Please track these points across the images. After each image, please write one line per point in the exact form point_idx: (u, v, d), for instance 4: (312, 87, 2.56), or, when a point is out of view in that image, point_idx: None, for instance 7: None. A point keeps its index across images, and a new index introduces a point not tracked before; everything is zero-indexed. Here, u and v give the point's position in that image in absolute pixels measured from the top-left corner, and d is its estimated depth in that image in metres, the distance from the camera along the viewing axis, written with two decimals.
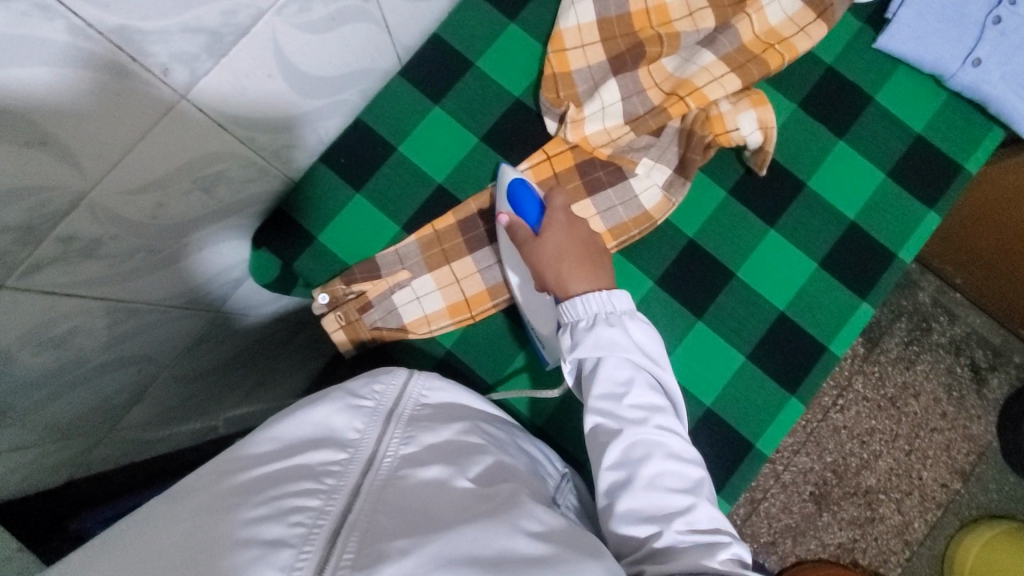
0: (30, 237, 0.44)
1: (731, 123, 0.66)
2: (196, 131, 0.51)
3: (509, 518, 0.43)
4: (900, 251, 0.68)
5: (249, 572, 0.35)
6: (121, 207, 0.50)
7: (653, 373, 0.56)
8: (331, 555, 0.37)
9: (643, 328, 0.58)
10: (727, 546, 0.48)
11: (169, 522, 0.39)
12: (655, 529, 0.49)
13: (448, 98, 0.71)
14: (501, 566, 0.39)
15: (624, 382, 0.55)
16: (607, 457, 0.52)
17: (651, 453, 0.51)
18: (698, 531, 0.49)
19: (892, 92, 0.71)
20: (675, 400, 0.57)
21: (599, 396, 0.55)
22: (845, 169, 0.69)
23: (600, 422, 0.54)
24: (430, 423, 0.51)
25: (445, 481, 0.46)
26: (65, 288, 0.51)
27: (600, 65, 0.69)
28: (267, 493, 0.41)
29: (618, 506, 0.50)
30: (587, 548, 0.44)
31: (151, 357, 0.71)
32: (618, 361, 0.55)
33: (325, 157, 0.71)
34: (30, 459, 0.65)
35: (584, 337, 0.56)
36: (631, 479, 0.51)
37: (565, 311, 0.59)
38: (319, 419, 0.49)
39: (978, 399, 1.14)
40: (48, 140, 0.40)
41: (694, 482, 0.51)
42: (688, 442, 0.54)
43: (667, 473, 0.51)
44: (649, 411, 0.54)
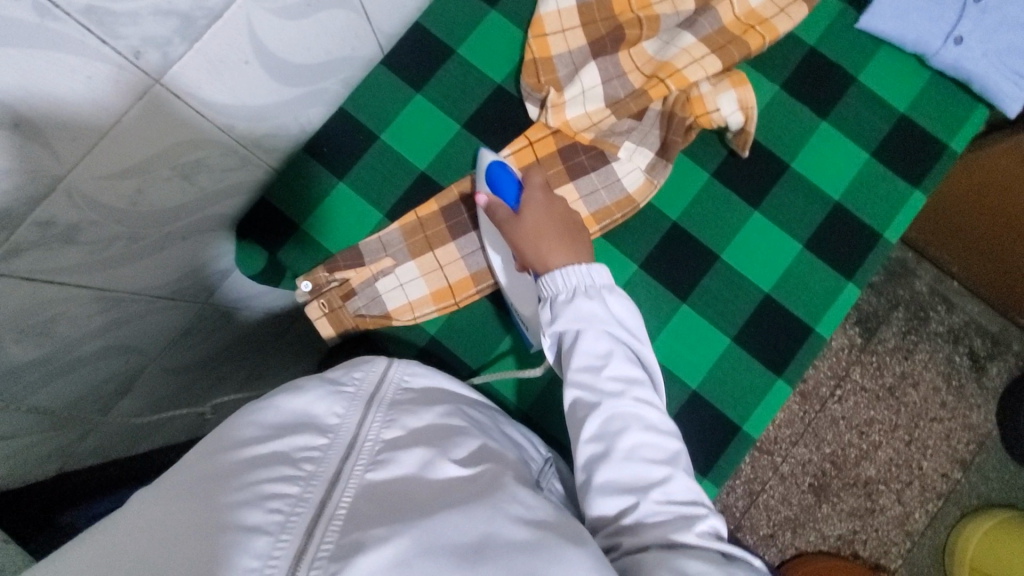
0: (6, 221, 0.44)
1: (711, 104, 0.65)
2: (172, 116, 0.52)
3: (492, 502, 0.43)
4: (886, 231, 0.67)
5: (225, 560, 0.35)
6: (100, 193, 0.51)
7: (632, 346, 0.56)
8: (310, 544, 0.38)
9: (622, 301, 0.58)
10: (704, 518, 0.48)
11: (149, 509, 0.39)
12: (631, 501, 0.49)
13: (430, 85, 0.71)
14: (484, 551, 0.39)
15: (603, 354, 0.55)
16: (586, 430, 0.52)
17: (628, 425, 0.52)
18: (676, 502, 0.50)
19: (876, 72, 0.70)
20: (654, 373, 0.57)
21: (578, 369, 0.55)
22: (829, 150, 0.69)
23: (579, 395, 0.54)
24: (413, 406, 0.51)
25: (428, 463, 0.45)
26: (46, 276, 0.52)
27: (581, 50, 0.69)
28: (246, 477, 0.40)
29: (596, 478, 0.51)
30: (573, 531, 0.44)
31: (138, 348, 0.71)
32: (596, 334, 0.55)
33: (308, 146, 0.71)
34: (19, 450, 0.65)
35: (563, 310, 0.56)
36: (609, 451, 0.51)
37: (544, 285, 0.59)
38: (299, 406, 0.48)
39: (977, 387, 1.13)
40: (20, 121, 0.40)
41: (672, 453, 0.52)
42: (666, 414, 0.54)
43: (646, 445, 0.51)
44: (628, 382, 0.54)
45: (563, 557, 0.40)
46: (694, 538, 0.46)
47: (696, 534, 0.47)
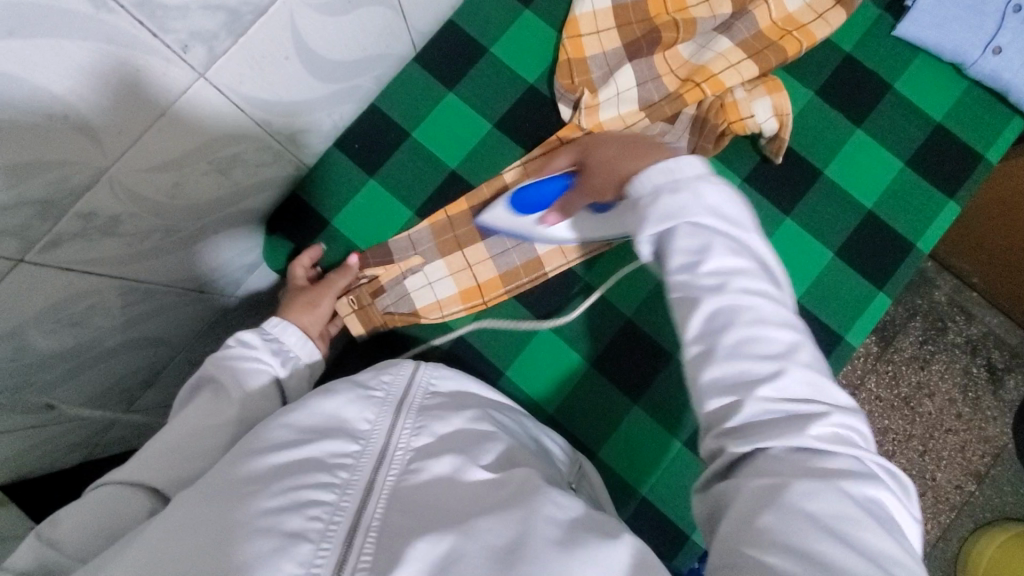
0: (50, 212, 0.45)
1: (745, 111, 0.65)
2: (211, 110, 0.52)
3: (527, 505, 0.41)
4: (919, 241, 0.67)
5: (269, 564, 0.36)
6: (140, 185, 0.51)
7: (735, 236, 0.49)
8: (350, 555, 0.38)
9: (719, 190, 0.49)
10: (823, 418, 0.42)
11: (186, 512, 0.40)
12: (736, 399, 0.44)
13: (462, 84, 0.71)
14: (518, 552, 0.38)
15: (700, 250, 0.48)
16: (685, 330, 0.47)
17: (734, 320, 0.46)
18: (791, 399, 0.43)
19: (912, 81, 0.70)
20: (767, 262, 0.49)
21: (673, 270, 0.49)
22: (863, 158, 0.68)
23: (681, 293, 0.48)
24: (441, 412, 0.51)
25: (459, 471, 0.45)
26: (85, 266, 0.52)
27: (615, 52, 0.69)
28: (282, 482, 0.41)
29: (699, 379, 0.46)
30: (609, 526, 0.42)
31: (165, 339, 0.72)
32: (689, 230, 0.49)
33: (339, 143, 0.71)
34: (47, 437, 0.66)
35: (647, 210, 0.49)
36: (710, 350, 0.46)
37: (630, 191, 0.52)
38: (329, 410, 0.48)
39: (995, 399, 1.12)
40: (69, 113, 0.41)
41: (789, 349, 0.45)
42: (780, 304, 0.47)
43: (755, 340, 0.45)
44: (728, 275, 0.47)
45: (601, 558, 0.39)
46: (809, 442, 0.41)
47: (813, 438, 0.41)
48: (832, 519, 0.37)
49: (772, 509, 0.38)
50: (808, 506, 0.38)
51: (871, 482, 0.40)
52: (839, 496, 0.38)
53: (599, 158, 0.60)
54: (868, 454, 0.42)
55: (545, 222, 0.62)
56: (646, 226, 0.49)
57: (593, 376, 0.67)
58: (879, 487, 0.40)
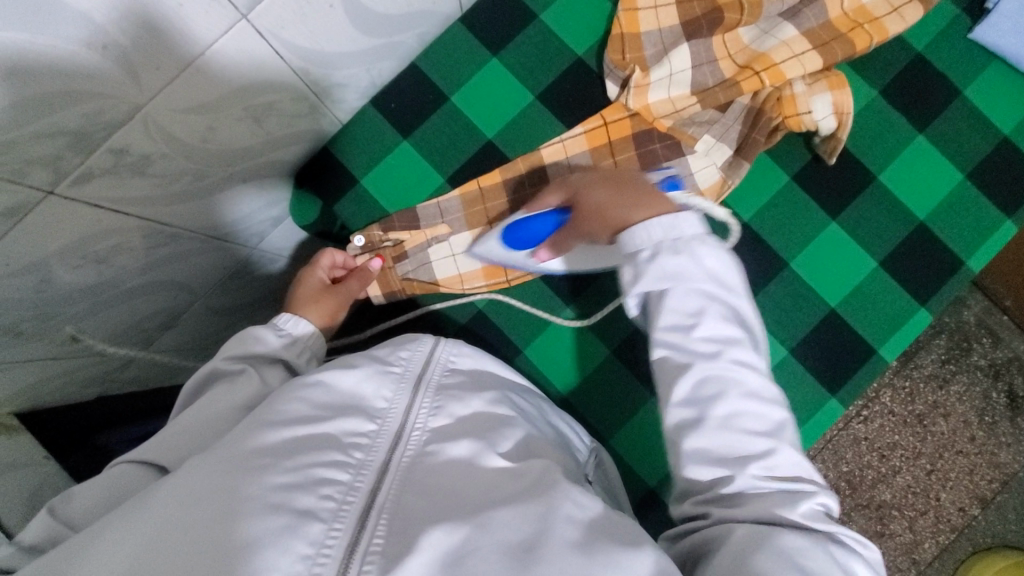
0: (83, 145, 0.43)
1: (803, 106, 0.62)
2: (248, 56, 0.50)
3: (546, 499, 0.41)
4: (968, 258, 0.63)
5: (279, 542, 0.36)
6: (174, 126, 0.49)
7: (728, 303, 0.52)
8: (362, 537, 0.38)
9: (715, 254, 0.52)
10: (810, 495, 0.46)
11: (195, 479, 0.40)
12: (725, 473, 0.47)
13: (507, 50, 0.68)
14: (536, 550, 0.38)
15: (694, 313, 0.51)
16: (674, 394, 0.50)
17: (721, 391, 0.49)
18: (778, 478, 0.47)
19: (983, 89, 0.65)
20: (753, 329, 0.52)
21: (665, 327, 0.52)
22: (920, 166, 0.65)
23: (668, 354, 0.52)
24: (460, 392, 0.50)
25: (475, 457, 0.45)
26: (112, 204, 0.51)
27: (672, 29, 0.65)
28: (296, 458, 0.40)
29: (686, 445, 0.49)
30: (628, 532, 0.42)
31: (185, 285, 0.71)
32: (683, 292, 0.51)
33: (375, 100, 0.69)
34: (64, 369, 0.67)
35: (646, 269, 0.51)
36: (702, 419, 0.49)
37: (623, 243, 0.53)
38: (345, 387, 0.48)
39: (1011, 426, 1.09)
40: (109, 43, 0.39)
41: (775, 425, 0.49)
42: (768, 378, 0.50)
43: (742, 414, 0.48)
44: (723, 343, 0.50)
45: (618, 562, 0.39)
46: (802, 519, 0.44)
47: (801, 515, 0.45)
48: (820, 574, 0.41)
49: (767, 555, 0.41)
50: (797, 556, 0.41)
51: (851, 552, 0.44)
52: (826, 556, 0.42)
53: (592, 203, 0.57)
54: (848, 529, 0.45)
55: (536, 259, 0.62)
56: (643, 283, 0.51)
57: (613, 365, 0.66)
58: (858, 558, 0.44)
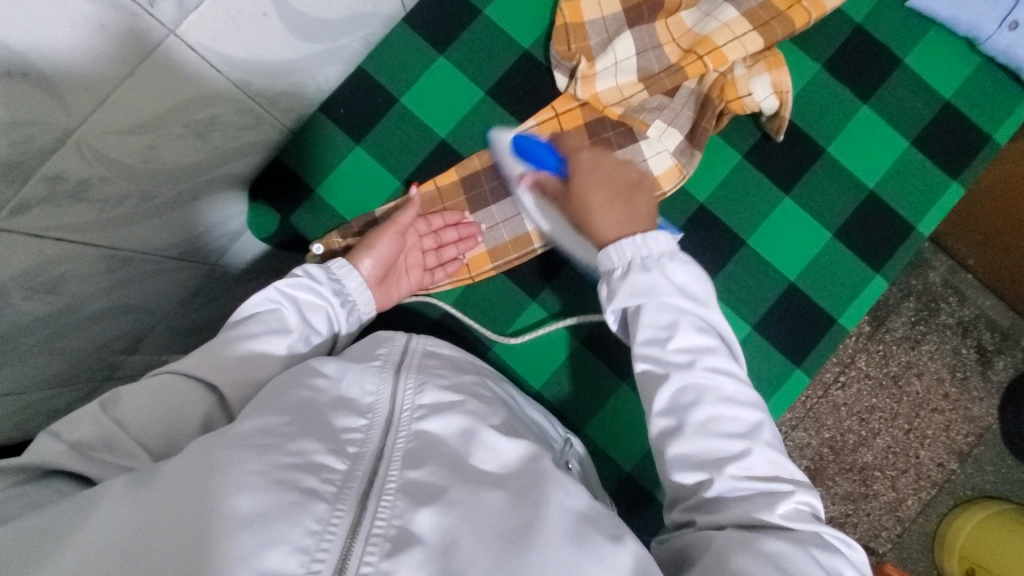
0: (16, 174, 0.43)
1: (743, 89, 0.62)
2: (184, 70, 0.49)
3: (542, 479, 0.43)
4: (919, 222, 0.65)
5: (286, 518, 0.36)
6: (111, 148, 0.48)
7: (699, 314, 0.53)
8: (364, 518, 0.38)
9: (685, 268, 0.55)
10: (789, 495, 0.46)
11: (193, 455, 0.39)
12: (705, 475, 0.48)
13: (455, 47, 0.68)
14: (531, 533, 0.39)
15: (667, 326, 0.53)
16: (655, 404, 0.51)
17: (700, 397, 0.50)
18: (757, 477, 0.47)
19: (924, 56, 0.67)
20: (727, 339, 0.54)
21: (641, 342, 0.53)
22: (868, 135, 0.66)
23: (648, 368, 0.53)
24: (441, 373, 0.51)
25: (470, 430, 0.45)
26: (56, 232, 0.50)
27: (615, 18, 0.65)
28: (299, 442, 0.40)
29: (669, 453, 0.49)
30: (611, 525, 0.42)
31: (146, 307, 0.70)
32: (657, 307, 0.53)
33: (324, 107, 0.68)
34: (30, 403, 0.66)
35: (621, 287, 0.55)
36: (681, 425, 0.49)
37: (601, 262, 0.57)
38: (338, 386, 0.48)
39: (982, 380, 1.13)
40: (31, 70, 0.38)
41: (752, 426, 0.49)
42: (743, 382, 0.51)
43: (720, 418, 0.49)
44: (698, 352, 0.52)
45: (605, 556, 0.39)
46: (780, 519, 0.44)
47: (780, 515, 0.44)
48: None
49: (747, 555, 0.41)
50: (779, 559, 0.41)
51: (827, 547, 0.44)
52: (805, 559, 0.41)
53: (574, 197, 0.61)
54: (825, 526, 0.45)
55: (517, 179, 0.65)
56: (620, 299, 0.54)
57: (583, 354, 0.66)
58: (836, 552, 0.44)
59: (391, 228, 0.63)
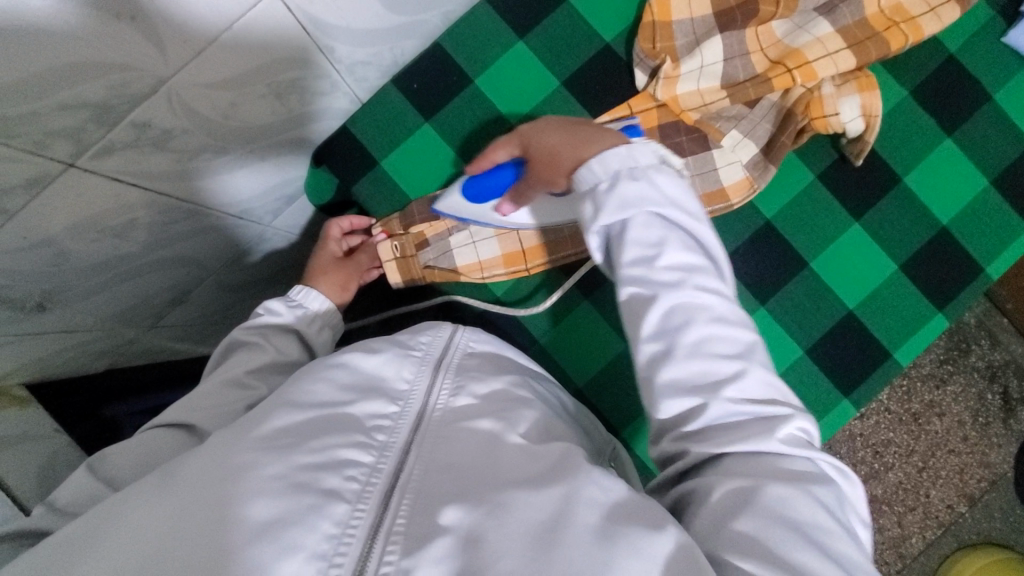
0: (105, 117, 0.42)
1: (831, 107, 0.60)
2: (274, 30, 0.48)
3: (569, 482, 0.41)
4: (987, 265, 0.63)
5: (306, 521, 0.36)
6: (196, 100, 0.48)
7: (690, 231, 0.49)
8: (385, 516, 0.38)
9: (673, 180, 0.50)
10: (788, 419, 0.43)
11: (212, 458, 0.39)
12: (700, 401, 0.44)
13: (535, 33, 0.66)
14: (558, 530, 0.38)
15: (656, 244, 0.48)
16: (644, 327, 0.47)
17: (691, 317, 0.46)
18: (753, 400, 0.44)
19: (1014, 95, 0.64)
20: (718, 258, 0.50)
21: (628, 262, 0.48)
22: (946, 169, 0.64)
23: (635, 291, 0.48)
24: (479, 373, 0.50)
25: (496, 435, 0.45)
26: (131, 177, 0.50)
27: (705, 20, 0.63)
28: (322, 439, 0.41)
29: (659, 380, 0.45)
30: (651, 511, 0.40)
31: (198, 261, 0.71)
32: (646, 221, 0.48)
33: (396, 80, 0.67)
34: (76, 341, 0.67)
35: (606, 199, 0.49)
36: (671, 348, 0.45)
37: (580, 181, 0.52)
38: (368, 367, 0.48)
39: (1004, 428, 1.11)
40: (138, 14, 0.38)
41: (744, 348, 0.46)
42: (734, 304, 0.48)
43: (713, 338, 0.45)
44: (687, 271, 0.47)
45: (640, 545, 0.37)
46: (780, 446, 0.41)
47: (780, 441, 0.42)
48: (804, 522, 0.38)
49: (746, 516, 0.39)
50: (782, 508, 0.39)
51: (829, 480, 0.42)
52: (810, 501, 0.39)
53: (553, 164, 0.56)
54: (825, 456, 0.43)
55: (500, 211, 0.62)
56: (604, 216, 0.49)
57: (628, 359, 0.65)
58: (836, 486, 0.42)
59: (318, 261, 0.68)
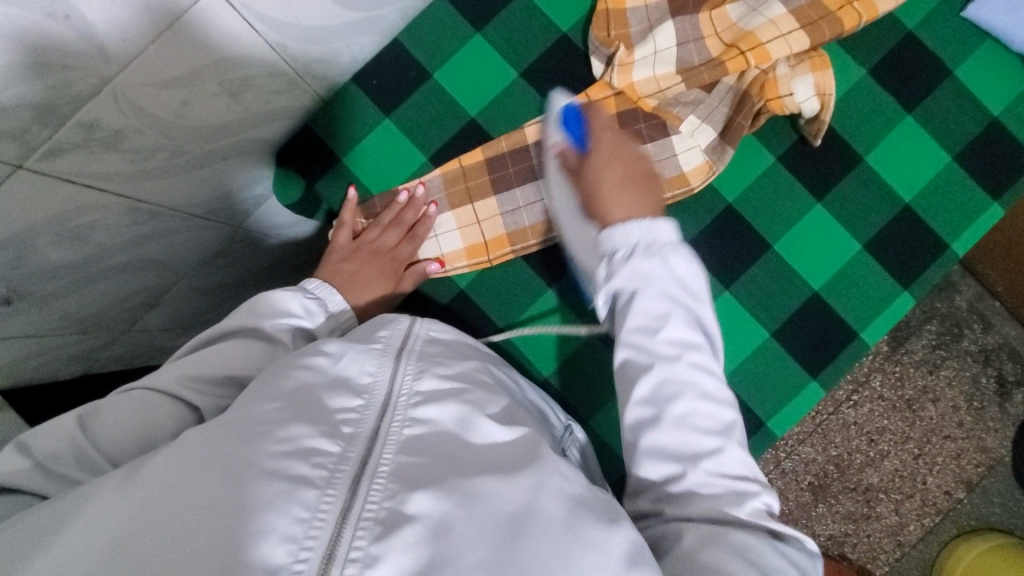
0: (50, 118, 0.43)
1: (785, 88, 0.61)
2: (221, 28, 0.49)
3: (538, 472, 0.42)
4: (953, 241, 0.63)
5: (275, 507, 0.36)
6: (144, 100, 0.49)
7: (692, 308, 0.52)
8: (355, 503, 0.37)
9: (685, 260, 0.53)
10: (757, 497, 0.46)
11: (189, 450, 0.39)
12: (678, 469, 0.47)
13: (492, 25, 0.67)
14: (527, 523, 0.39)
15: (660, 317, 0.51)
16: (636, 393, 0.49)
17: (682, 391, 0.48)
18: (728, 476, 0.46)
19: (975, 71, 0.64)
20: (715, 338, 0.52)
21: (630, 329, 0.51)
22: (908, 147, 0.64)
23: (631, 355, 0.51)
24: (444, 360, 0.50)
25: (466, 421, 0.45)
26: (86, 179, 0.51)
27: (659, 6, 0.64)
28: (291, 428, 0.40)
29: (642, 443, 0.48)
30: (613, 511, 0.42)
31: (168, 263, 0.71)
32: (653, 295, 0.51)
33: (357, 78, 0.68)
34: (47, 346, 0.67)
35: (621, 269, 0.52)
36: (659, 417, 0.48)
37: (602, 242, 0.55)
38: (330, 368, 0.46)
39: (999, 412, 1.10)
40: (71, 13, 0.38)
41: (728, 425, 0.48)
42: (725, 382, 0.50)
43: (699, 414, 0.48)
44: (685, 347, 0.50)
45: (602, 542, 0.39)
46: (746, 516, 0.44)
47: (747, 513, 0.44)
48: (765, 566, 0.42)
49: (719, 548, 0.42)
50: (745, 551, 0.42)
51: (786, 542, 0.45)
52: (771, 552, 0.43)
53: (593, 175, 0.59)
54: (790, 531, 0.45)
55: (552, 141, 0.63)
56: (617, 283, 0.52)
57: (594, 347, 0.65)
58: (790, 547, 0.44)
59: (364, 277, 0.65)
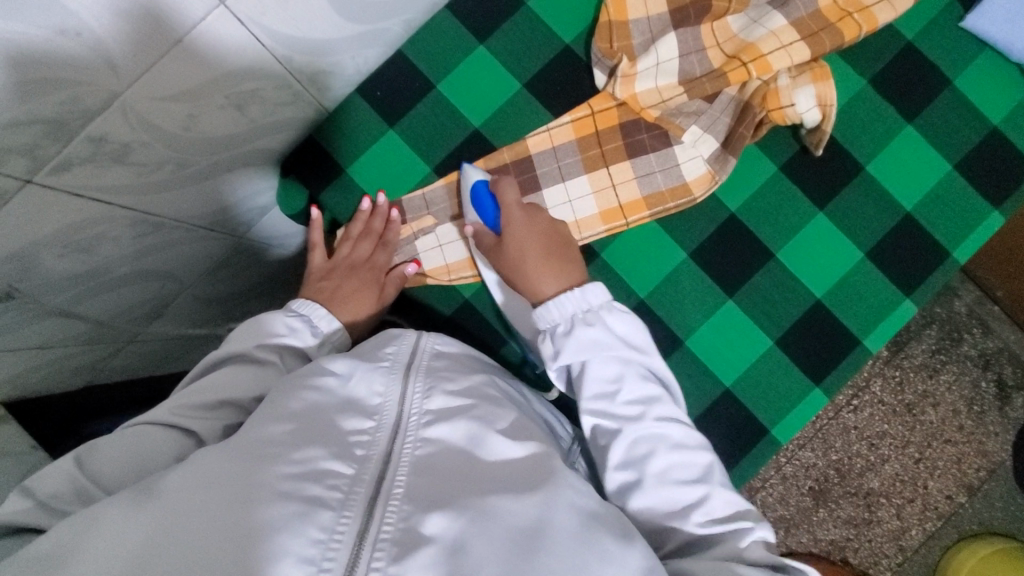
0: (60, 133, 0.43)
1: (786, 98, 0.62)
2: (228, 42, 0.49)
3: (549, 488, 0.42)
4: (955, 249, 0.63)
5: (292, 528, 0.36)
6: (153, 113, 0.49)
7: (642, 362, 0.55)
8: (371, 524, 0.37)
9: (622, 318, 0.56)
10: (749, 529, 0.48)
11: (195, 475, 0.39)
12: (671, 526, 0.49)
13: (495, 37, 0.67)
14: (540, 538, 0.39)
15: (614, 380, 0.54)
16: (612, 460, 0.52)
17: (654, 448, 0.51)
18: (720, 519, 0.49)
19: (974, 80, 0.65)
20: (671, 385, 0.56)
21: (591, 397, 0.54)
22: (909, 156, 0.64)
23: (597, 422, 0.54)
24: (450, 373, 0.50)
25: (476, 437, 0.45)
26: (94, 192, 0.51)
27: (661, 18, 0.64)
28: (302, 450, 0.40)
29: (630, 505, 0.50)
30: (623, 527, 0.43)
31: (173, 274, 0.71)
32: (605, 360, 0.54)
33: (361, 89, 0.68)
34: (53, 357, 0.68)
35: (565, 343, 0.55)
36: (640, 479, 0.50)
37: (537, 317, 0.57)
38: (339, 389, 0.46)
39: (999, 416, 1.10)
40: (82, 31, 0.38)
41: (704, 469, 0.51)
42: (690, 426, 0.53)
43: (676, 466, 0.50)
44: (647, 404, 0.53)
45: (614, 553, 0.40)
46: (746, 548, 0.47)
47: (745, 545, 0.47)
48: None
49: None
50: None
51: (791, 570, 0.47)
52: None
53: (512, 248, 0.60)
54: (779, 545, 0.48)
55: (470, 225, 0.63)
56: (564, 357, 0.55)
57: None
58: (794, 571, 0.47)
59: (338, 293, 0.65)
